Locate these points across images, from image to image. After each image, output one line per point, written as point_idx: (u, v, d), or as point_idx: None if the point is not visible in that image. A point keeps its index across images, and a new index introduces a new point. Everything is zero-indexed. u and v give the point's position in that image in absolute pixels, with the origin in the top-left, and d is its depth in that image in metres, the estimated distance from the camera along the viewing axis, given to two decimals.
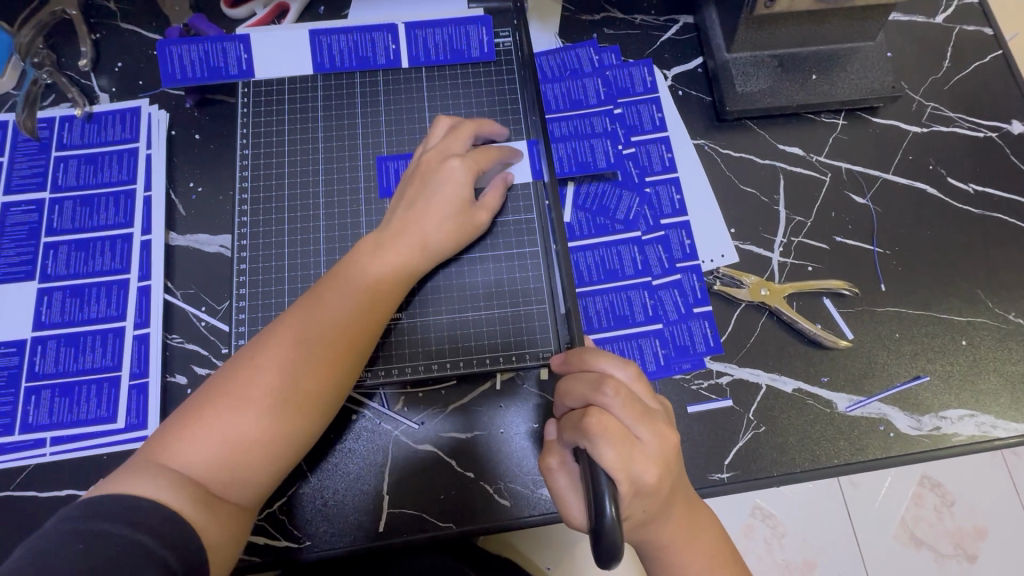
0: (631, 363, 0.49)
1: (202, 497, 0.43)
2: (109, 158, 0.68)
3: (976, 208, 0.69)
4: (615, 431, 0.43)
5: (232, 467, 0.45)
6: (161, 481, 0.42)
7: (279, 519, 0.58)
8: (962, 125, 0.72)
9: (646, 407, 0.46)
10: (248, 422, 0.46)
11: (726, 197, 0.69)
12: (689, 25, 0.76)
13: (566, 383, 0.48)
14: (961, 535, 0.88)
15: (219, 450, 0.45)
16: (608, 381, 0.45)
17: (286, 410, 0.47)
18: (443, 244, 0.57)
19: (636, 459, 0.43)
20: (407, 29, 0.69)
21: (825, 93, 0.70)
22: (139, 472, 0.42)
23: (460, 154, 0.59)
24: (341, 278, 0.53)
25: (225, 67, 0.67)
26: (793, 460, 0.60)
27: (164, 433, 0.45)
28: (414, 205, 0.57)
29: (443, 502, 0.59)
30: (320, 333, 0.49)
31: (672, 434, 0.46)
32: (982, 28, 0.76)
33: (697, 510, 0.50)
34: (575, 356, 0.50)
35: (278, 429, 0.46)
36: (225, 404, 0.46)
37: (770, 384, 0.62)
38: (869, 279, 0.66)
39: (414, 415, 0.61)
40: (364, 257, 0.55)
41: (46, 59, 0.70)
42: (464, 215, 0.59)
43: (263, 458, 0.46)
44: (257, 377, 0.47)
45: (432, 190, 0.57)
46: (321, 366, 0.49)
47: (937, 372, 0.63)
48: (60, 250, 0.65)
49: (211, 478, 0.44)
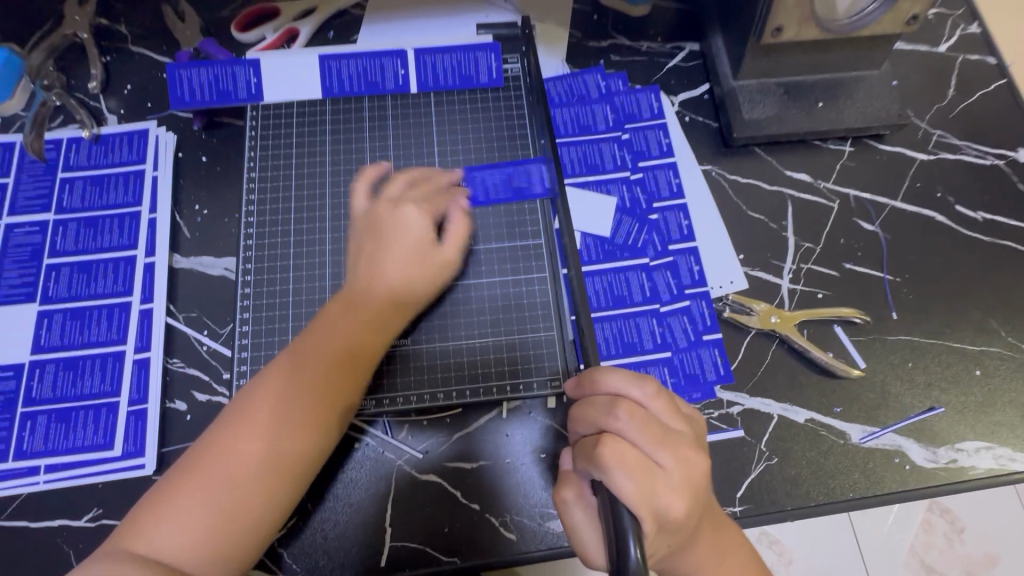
0: (649, 381, 0.47)
1: (182, 574, 0.43)
2: (115, 180, 0.68)
3: (986, 235, 0.68)
4: (633, 463, 0.41)
5: (212, 543, 0.45)
6: (137, 567, 0.42)
7: (278, 552, 0.56)
8: (969, 153, 0.72)
9: (665, 430, 0.44)
10: (221, 494, 0.46)
11: (735, 223, 0.69)
12: (695, 52, 0.76)
13: (577, 408, 0.47)
14: (972, 562, 0.87)
15: (201, 529, 0.45)
16: (621, 404, 0.44)
17: (272, 465, 0.48)
18: (415, 289, 0.57)
19: (659, 491, 0.41)
20: (416, 55, 0.69)
21: (832, 120, 0.70)
22: (113, 559, 0.43)
23: (414, 198, 0.60)
24: (315, 333, 0.54)
25: (234, 90, 0.67)
26: (807, 494, 0.59)
27: (131, 522, 0.46)
28: (376, 253, 0.57)
29: (448, 535, 0.57)
30: (297, 394, 0.50)
31: (697, 458, 0.44)
32: (986, 57, 0.76)
33: (725, 535, 0.48)
34: (585, 377, 0.47)
35: (256, 492, 0.47)
36: (196, 484, 0.47)
37: (782, 415, 0.61)
38: (881, 306, 0.65)
39: (418, 444, 0.60)
40: (336, 318, 0.54)
41: (56, 81, 0.71)
42: (427, 255, 0.58)
43: (248, 512, 0.47)
44: (233, 444, 0.48)
45: (392, 238, 0.57)
46: (304, 408, 0.50)
47: (952, 403, 0.62)
48: (62, 272, 0.64)
49: (188, 556, 0.45)
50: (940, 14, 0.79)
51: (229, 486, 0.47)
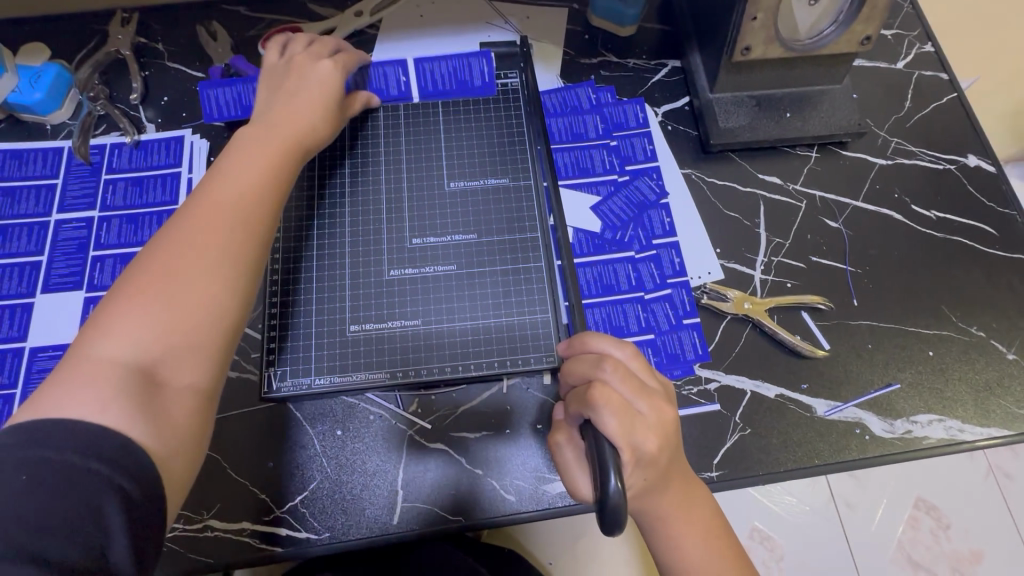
0: (630, 345, 0.54)
1: (135, 405, 0.45)
2: (153, 181, 0.75)
3: (938, 231, 0.76)
4: (617, 404, 0.48)
5: (157, 374, 0.47)
6: (91, 399, 0.44)
7: (300, 512, 0.62)
8: (924, 158, 0.80)
9: (642, 383, 0.52)
10: (164, 339, 0.48)
11: (712, 220, 0.76)
12: (677, 68, 0.84)
13: (569, 365, 0.55)
14: (959, 557, 1.16)
15: (148, 345, 0.48)
16: (606, 360, 0.51)
17: (229, 263, 0.52)
18: (320, 124, 0.66)
19: (637, 429, 0.49)
20: (416, 64, 0.77)
21: (798, 129, 0.78)
22: (60, 395, 0.44)
23: (327, 58, 0.70)
24: (210, 192, 0.56)
25: (257, 103, 0.75)
26: (777, 460, 0.65)
27: (74, 352, 0.47)
28: (272, 124, 0.64)
29: (453, 497, 0.63)
30: (186, 228, 0.53)
31: (670, 408, 0.52)
32: (939, 73, 0.85)
33: (695, 485, 0.55)
34: (577, 340, 0.55)
35: (220, 260, 0.52)
36: (134, 323, 0.48)
37: (754, 390, 0.68)
38: (844, 294, 0.73)
39: (427, 416, 0.66)
40: (219, 194, 0.56)
41: (100, 93, 0.78)
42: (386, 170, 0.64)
43: (198, 319, 0.50)
44: (170, 301, 0.49)
45: (303, 84, 0.67)
46: (226, 227, 0.53)
47: (907, 381, 0.69)
48: (106, 262, 0.71)
49: (137, 367, 0.47)
50: (898, 35, 0.87)
51: (174, 339, 0.49)
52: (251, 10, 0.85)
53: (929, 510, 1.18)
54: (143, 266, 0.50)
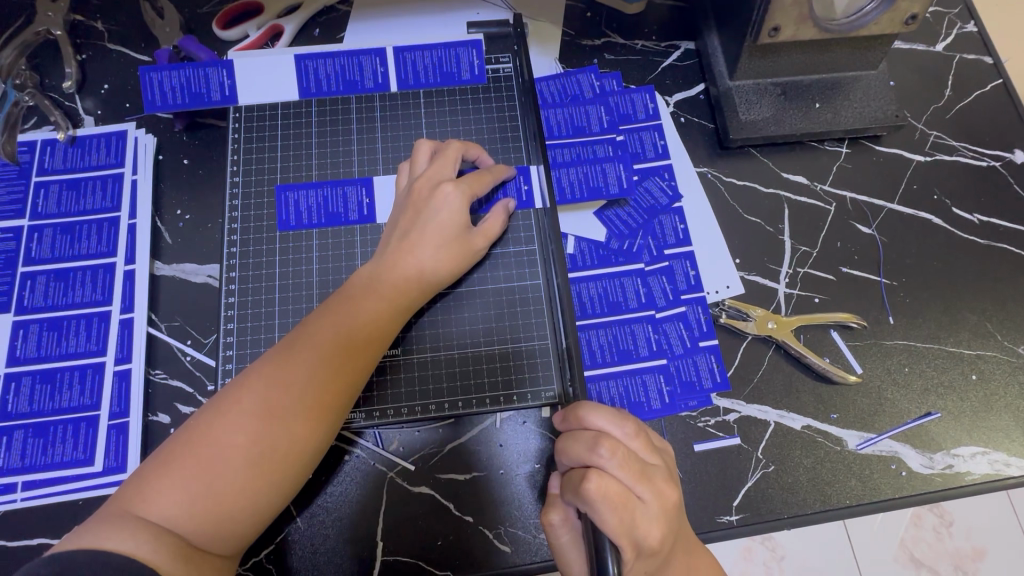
0: (627, 417, 0.46)
1: (181, 550, 0.41)
2: (93, 184, 0.65)
3: (982, 238, 0.68)
4: (617, 496, 0.41)
5: (216, 516, 0.43)
6: (138, 533, 0.40)
7: (266, 568, 0.54)
8: (966, 154, 0.71)
9: (644, 464, 0.44)
10: (231, 474, 0.44)
11: (731, 226, 0.68)
12: (690, 51, 0.75)
13: (562, 441, 0.46)
14: (961, 556, 0.86)
15: (216, 489, 0.43)
16: (603, 441, 0.43)
17: (308, 403, 0.47)
18: (438, 268, 0.56)
19: (638, 524, 0.41)
20: (396, 52, 0.67)
21: (828, 122, 0.69)
22: (115, 524, 0.40)
23: (451, 179, 0.58)
24: (328, 312, 0.52)
25: (207, 92, 0.65)
26: (804, 501, 0.58)
27: (143, 476, 0.44)
28: (407, 235, 0.56)
29: (440, 548, 0.56)
30: (302, 347, 0.49)
31: (674, 489, 0.45)
32: (983, 57, 0.76)
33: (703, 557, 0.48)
34: (572, 411, 0.47)
35: (285, 432, 0.46)
36: (212, 456, 0.44)
37: (779, 422, 0.60)
38: (878, 311, 0.65)
39: (409, 456, 0.58)
40: (349, 296, 0.53)
41: (29, 81, 0.68)
42: (460, 241, 0.57)
43: (274, 474, 0.45)
44: (241, 424, 0.45)
45: (427, 217, 0.56)
46: (337, 361, 0.49)
47: (948, 409, 0.62)
48: (38, 280, 0.62)
49: (191, 519, 0.42)
50: (937, 13, 0.78)
51: (248, 467, 0.44)
52: None
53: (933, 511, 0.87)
54: (240, 387, 0.47)
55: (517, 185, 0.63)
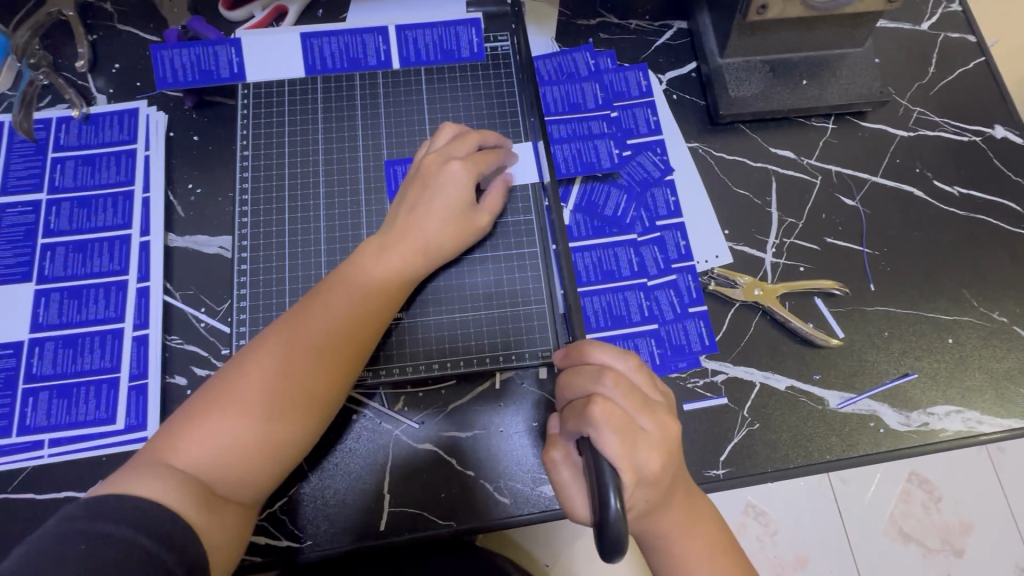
0: (631, 354, 0.50)
1: (208, 499, 0.44)
2: (107, 159, 0.68)
3: (961, 210, 0.71)
4: (620, 421, 0.44)
5: (238, 470, 0.47)
6: (169, 480, 0.43)
7: (280, 519, 0.58)
8: (947, 129, 0.74)
9: (645, 397, 0.47)
10: (250, 435, 0.47)
11: (721, 199, 0.70)
12: (683, 30, 0.77)
13: (565, 378, 0.50)
14: (948, 530, 0.89)
15: (238, 448, 0.47)
16: (608, 373, 0.47)
17: (324, 371, 0.50)
18: (443, 244, 0.59)
19: (638, 446, 0.44)
20: (398, 30, 0.69)
21: (814, 98, 0.71)
22: (143, 472, 0.43)
23: (461, 157, 0.60)
24: (339, 283, 0.54)
25: (216, 70, 0.68)
26: (787, 456, 0.62)
27: (168, 432, 0.47)
28: (415, 209, 0.58)
29: (443, 500, 0.59)
30: (319, 319, 0.52)
31: (672, 423, 0.48)
32: (966, 35, 0.78)
33: (696, 496, 0.52)
34: (574, 348, 0.50)
35: (296, 396, 0.49)
36: (229, 416, 0.47)
37: (764, 382, 0.64)
38: (860, 278, 0.68)
39: (414, 414, 0.61)
40: (360, 268, 0.56)
41: (43, 60, 0.70)
42: (464, 217, 0.60)
43: (292, 431, 0.49)
44: (256, 385, 0.48)
45: (434, 192, 0.58)
46: (346, 333, 0.52)
47: (925, 370, 0.65)
48: (57, 251, 0.65)
49: (211, 474, 0.46)
50: None
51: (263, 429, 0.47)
52: None
53: (922, 484, 0.91)
54: (257, 355, 0.49)
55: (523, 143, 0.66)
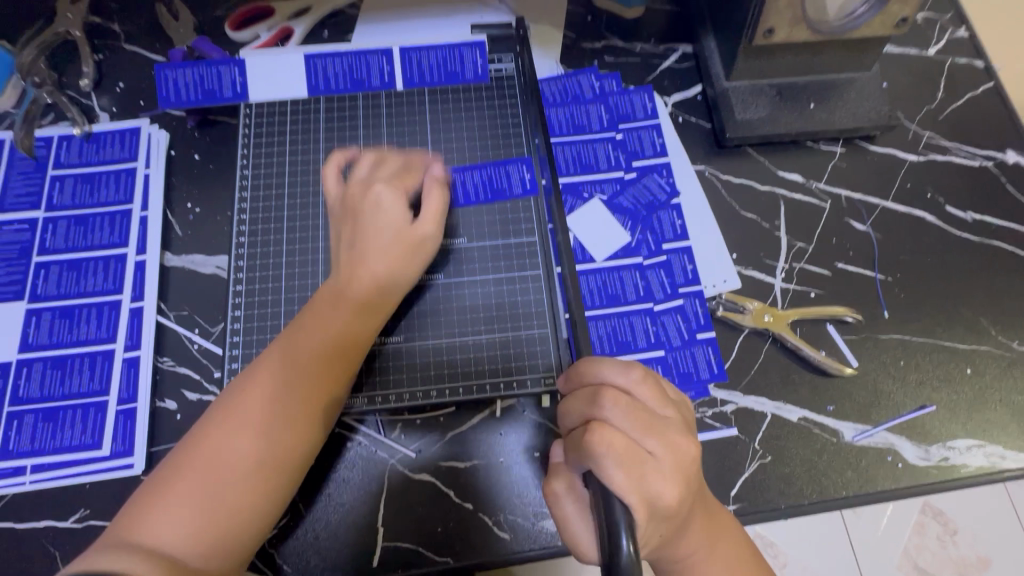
0: (633, 366, 0.47)
1: (181, 566, 0.42)
2: (106, 178, 0.67)
3: (976, 236, 0.69)
4: (623, 449, 0.41)
5: (215, 527, 0.45)
6: (135, 555, 0.41)
7: (269, 553, 0.55)
8: (958, 154, 0.73)
9: (652, 416, 0.45)
10: (226, 487, 0.46)
11: (728, 222, 0.69)
12: (688, 53, 0.77)
13: (566, 403, 0.48)
14: (964, 564, 0.85)
15: (208, 509, 0.45)
16: (605, 394, 0.44)
17: (298, 406, 0.50)
18: (396, 269, 0.56)
19: (649, 475, 0.41)
20: (402, 52, 0.69)
21: (823, 121, 0.70)
22: (110, 550, 0.42)
23: (383, 179, 0.59)
24: (309, 322, 0.53)
25: (220, 89, 0.68)
26: (801, 492, 0.59)
27: (133, 511, 0.45)
28: (353, 242, 0.57)
29: (440, 534, 0.57)
30: (297, 359, 0.51)
31: (687, 441, 0.45)
32: (974, 60, 0.78)
33: (721, 522, 0.49)
34: (574, 370, 0.48)
35: (273, 435, 0.48)
36: (204, 470, 0.46)
37: (775, 413, 0.61)
38: (873, 306, 0.66)
39: (411, 443, 0.59)
40: (330, 297, 0.55)
41: (48, 79, 0.70)
42: (405, 236, 0.57)
43: (271, 475, 0.48)
44: (229, 434, 0.47)
45: (365, 223, 0.57)
46: (321, 364, 0.51)
47: (943, 402, 0.62)
48: (51, 270, 0.63)
49: (186, 541, 0.44)
50: (929, 18, 0.80)
51: (246, 469, 0.47)
52: None
53: (936, 515, 0.87)
54: (238, 397, 0.50)
55: (520, 173, 0.66)
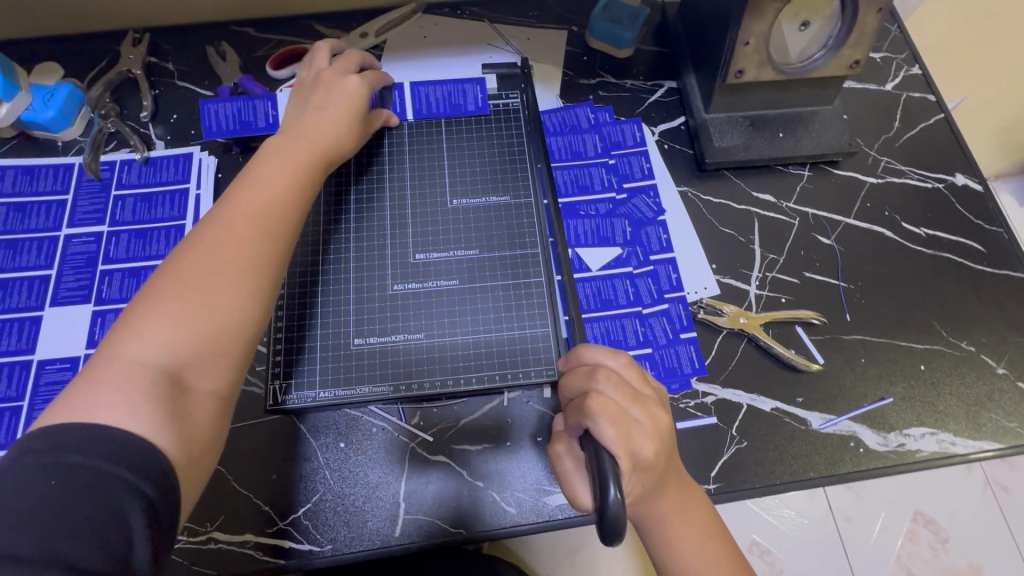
0: (622, 353, 0.56)
1: (160, 409, 0.46)
2: (162, 197, 0.77)
3: (929, 249, 0.78)
4: (614, 412, 0.50)
5: (179, 355, 0.49)
6: (112, 409, 0.44)
7: (304, 524, 0.63)
8: (913, 177, 0.82)
9: (637, 391, 0.53)
10: (179, 348, 0.49)
11: (708, 237, 0.78)
12: (673, 89, 0.87)
13: (566, 379, 0.56)
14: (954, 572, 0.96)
15: (167, 347, 0.48)
16: (600, 370, 0.53)
17: (256, 239, 0.55)
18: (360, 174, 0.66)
19: (634, 435, 0.50)
20: (412, 86, 0.80)
21: (791, 148, 0.80)
22: (79, 410, 0.43)
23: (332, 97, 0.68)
24: (221, 219, 0.55)
25: (255, 121, 0.77)
26: (773, 473, 0.66)
27: (83, 377, 0.46)
28: (309, 170, 0.62)
29: (454, 508, 0.64)
30: (230, 231, 0.54)
31: (664, 415, 0.54)
32: (926, 95, 0.88)
33: (691, 490, 0.57)
34: (572, 353, 0.57)
35: (222, 302, 0.51)
36: (148, 351, 0.48)
37: (751, 404, 0.69)
38: (837, 310, 0.74)
39: (429, 429, 0.67)
40: (246, 199, 0.57)
41: (111, 111, 0.80)
42: (358, 115, 0.69)
43: (238, 291, 0.52)
44: (165, 323, 0.49)
45: (326, 149, 0.65)
46: (274, 210, 0.57)
47: (900, 394, 0.70)
48: (114, 277, 0.72)
49: (156, 364, 0.47)
50: (886, 57, 0.90)
51: (210, 403, 0.50)
52: (260, 32, 0.88)
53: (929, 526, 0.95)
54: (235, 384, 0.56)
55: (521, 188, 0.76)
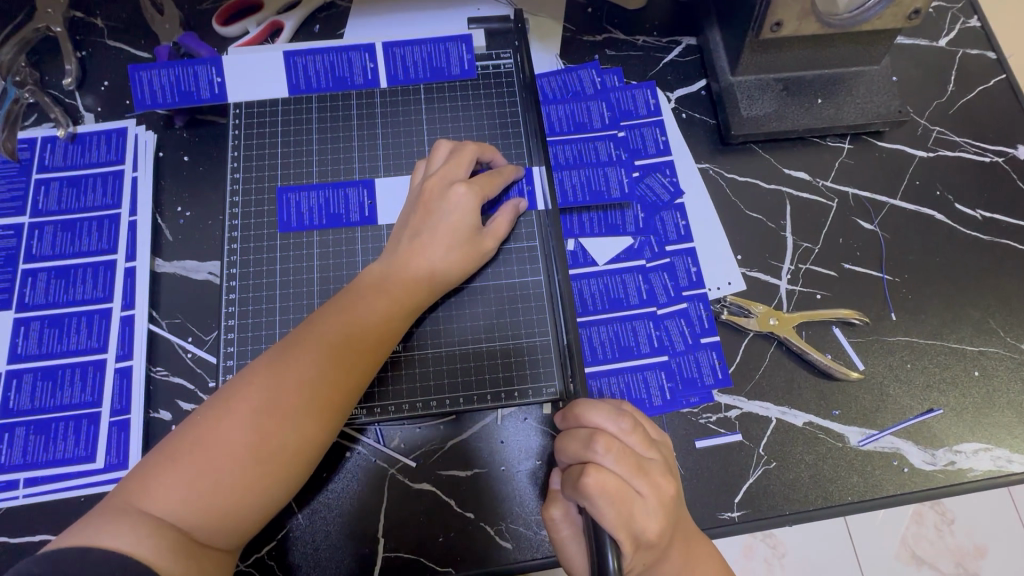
0: (623, 411, 0.46)
1: (181, 545, 0.41)
2: (93, 181, 0.65)
3: (985, 234, 0.68)
4: (615, 492, 0.41)
5: (214, 508, 0.43)
6: (137, 526, 0.40)
7: (269, 565, 0.54)
8: (969, 150, 0.71)
9: (641, 459, 0.44)
10: (234, 467, 0.44)
11: (733, 222, 0.67)
12: (692, 47, 0.74)
13: (560, 440, 0.46)
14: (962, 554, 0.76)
15: (212, 481, 0.43)
16: (599, 438, 0.43)
17: (309, 403, 0.47)
18: (449, 274, 0.56)
19: (636, 517, 0.41)
20: (385, 47, 0.67)
21: (831, 117, 0.68)
22: (116, 516, 0.41)
23: (464, 179, 0.58)
24: (337, 308, 0.52)
25: (196, 91, 0.65)
26: (806, 498, 0.58)
27: (144, 472, 0.43)
28: (418, 235, 0.56)
29: (441, 545, 0.56)
30: (326, 346, 0.49)
31: (671, 484, 0.45)
32: (985, 52, 0.75)
33: (702, 548, 0.48)
34: (567, 410, 0.47)
35: (279, 430, 0.45)
36: (207, 456, 0.43)
37: (781, 418, 0.60)
38: (879, 307, 0.65)
39: (411, 453, 0.58)
40: (329, 329, 0.50)
41: (28, 77, 0.68)
42: (470, 241, 0.57)
43: (277, 463, 0.45)
44: (239, 418, 0.45)
45: (438, 219, 0.56)
46: (345, 356, 0.49)
47: (950, 405, 0.61)
48: (39, 278, 0.62)
49: (190, 526, 0.42)
50: (940, 8, 0.77)
51: (256, 514, 0.45)
52: None
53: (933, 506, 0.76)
54: (243, 388, 0.47)
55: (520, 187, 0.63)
